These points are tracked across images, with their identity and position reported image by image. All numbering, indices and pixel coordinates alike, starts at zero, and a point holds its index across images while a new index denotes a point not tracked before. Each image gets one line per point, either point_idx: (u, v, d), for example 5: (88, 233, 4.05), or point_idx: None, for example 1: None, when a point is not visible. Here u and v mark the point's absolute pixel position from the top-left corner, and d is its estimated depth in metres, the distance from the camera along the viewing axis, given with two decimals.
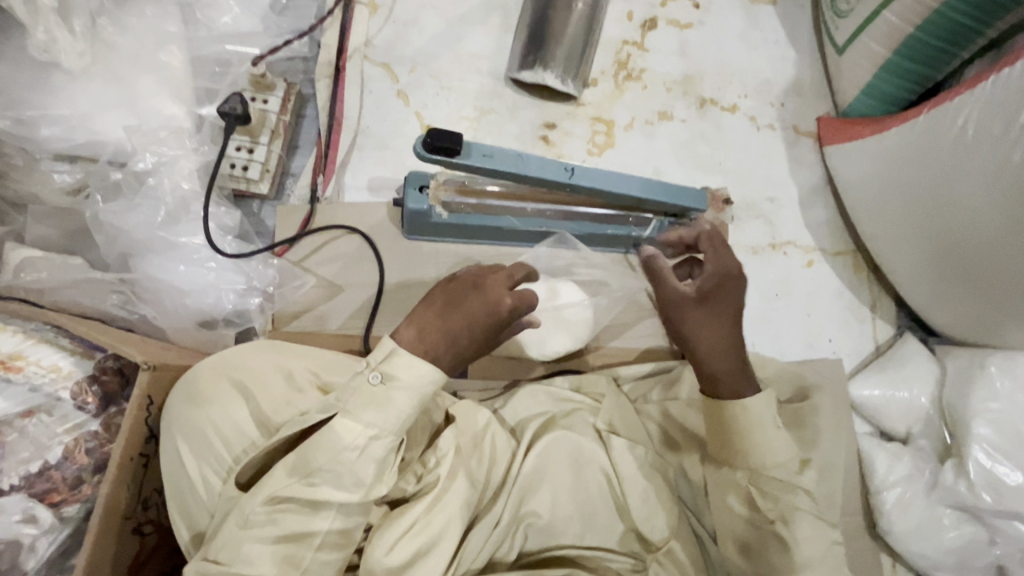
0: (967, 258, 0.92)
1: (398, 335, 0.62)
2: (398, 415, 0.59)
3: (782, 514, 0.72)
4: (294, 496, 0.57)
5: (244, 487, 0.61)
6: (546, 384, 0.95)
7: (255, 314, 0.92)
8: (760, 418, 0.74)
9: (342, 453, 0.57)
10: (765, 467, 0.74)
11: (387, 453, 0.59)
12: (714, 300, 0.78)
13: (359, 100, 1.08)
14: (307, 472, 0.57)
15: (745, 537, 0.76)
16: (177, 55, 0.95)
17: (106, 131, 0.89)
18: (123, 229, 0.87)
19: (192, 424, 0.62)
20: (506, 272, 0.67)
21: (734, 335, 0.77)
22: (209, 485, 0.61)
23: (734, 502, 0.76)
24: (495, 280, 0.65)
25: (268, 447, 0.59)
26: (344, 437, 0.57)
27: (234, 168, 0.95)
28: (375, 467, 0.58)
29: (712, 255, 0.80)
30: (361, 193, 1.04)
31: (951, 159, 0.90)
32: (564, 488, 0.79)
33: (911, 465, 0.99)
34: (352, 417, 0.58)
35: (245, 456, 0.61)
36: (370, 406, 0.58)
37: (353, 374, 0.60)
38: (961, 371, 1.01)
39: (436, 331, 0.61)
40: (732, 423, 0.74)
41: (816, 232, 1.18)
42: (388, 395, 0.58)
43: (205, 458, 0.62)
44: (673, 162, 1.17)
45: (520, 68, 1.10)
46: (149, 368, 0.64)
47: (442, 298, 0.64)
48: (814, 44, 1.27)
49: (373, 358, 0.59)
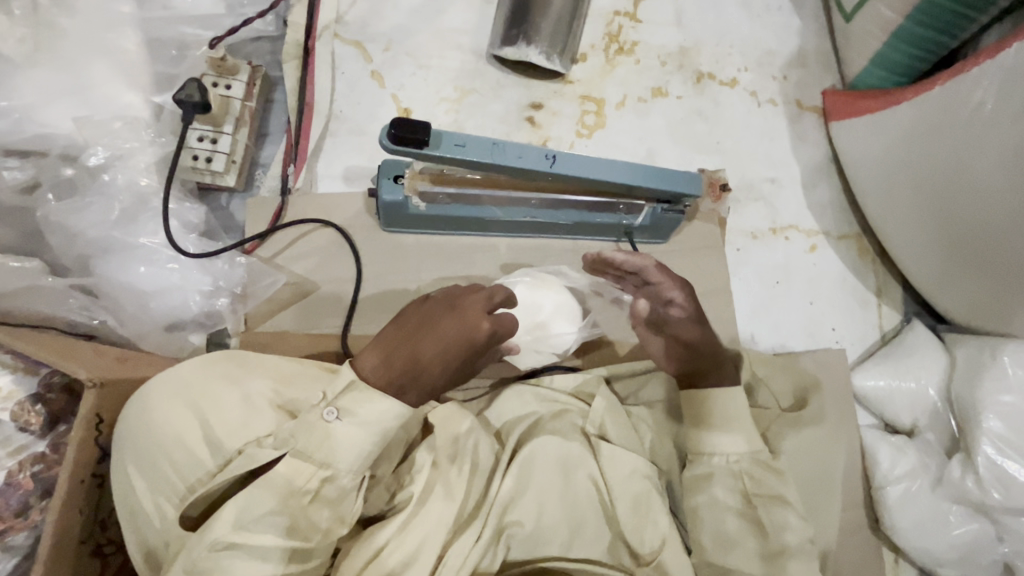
0: (982, 242, 0.86)
1: (361, 361, 0.63)
2: (356, 454, 0.61)
3: (768, 498, 0.75)
4: (240, 544, 0.57)
5: (194, 523, 0.61)
6: (534, 382, 0.91)
7: (226, 315, 0.88)
8: (733, 410, 0.79)
9: (296, 496, 0.59)
10: (744, 452, 0.78)
11: (342, 492, 0.61)
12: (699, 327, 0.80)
13: (331, 83, 1.01)
14: (253, 518, 0.57)
15: (737, 532, 0.73)
16: (133, 38, 0.89)
17: (55, 123, 0.83)
18: (76, 229, 0.82)
19: (143, 449, 0.61)
20: (485, 293, 0.67)
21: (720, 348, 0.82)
22: (162, 514, 0.60)
23: (727, 497, 0.75)
24: (473, 302, 0.65)
25: (222, 480, 0.60)
26: (296, 479, 0.60)
27: (197, 161, 0.89)
28: (330, 511, 0.61)
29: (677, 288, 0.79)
30: (336, 183, 0.98)
31: (968, 136, 0.84)
32: (552, 494, 0.77)
33: (917, 459, 0.95)
34: (302, 457, 0.60)
35: (199, 486, 0.61)
36: (321, 441, 0.60)
37: (308, 409, 0.61)
38: (970, 361, 0.96)
39: (403, 358, 0.62)
40: (706, 407, 0.79)
41: (820, 213, 1.12)
42: (353, 429, 0.60)
43: (159, 487, 0.61)
44: (667, 142, 1.10)
45: (501, 44, 1.02)
46: (93, 387, 0.60)
47: (412, 323, 0.64)
48: (820, 10, 1.19)
49: (329, 394, 0.60)
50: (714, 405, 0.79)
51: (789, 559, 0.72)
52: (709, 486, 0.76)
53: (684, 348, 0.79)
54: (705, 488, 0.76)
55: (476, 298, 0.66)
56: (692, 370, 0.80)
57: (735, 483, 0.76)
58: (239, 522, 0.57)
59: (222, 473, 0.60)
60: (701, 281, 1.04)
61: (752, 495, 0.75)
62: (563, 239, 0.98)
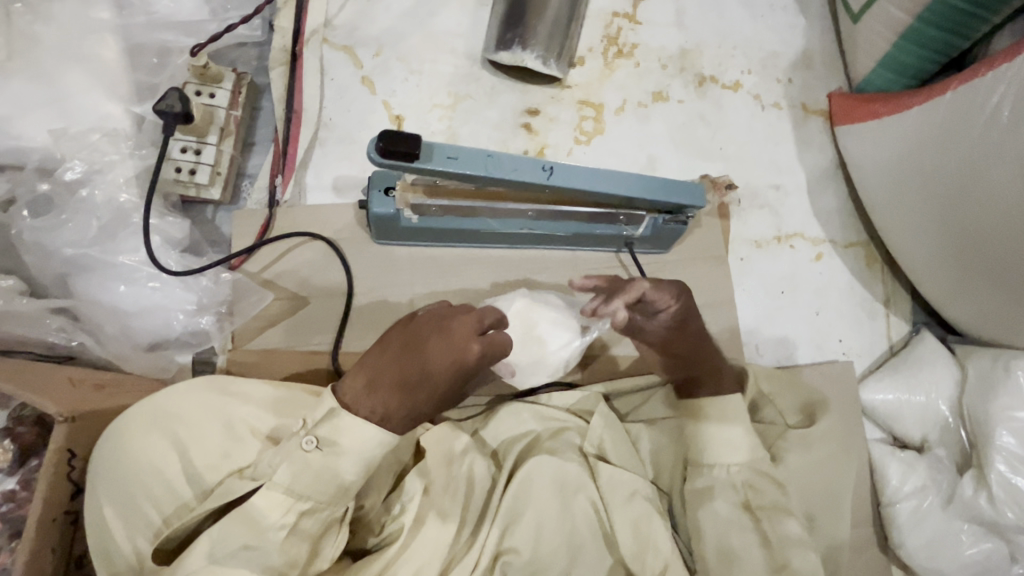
0: (998, 254, 0.83)
1: (343, 385, 0.60)
2: (340, 482, 0.58)
3: (774, 518, 0.72)
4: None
5: (163, 559, 0.58)
6: (532, 400, 0.87)
7: (213, 334, 0.85)
8: (736, 428, 0.75)
9: (268, 533, 0.56)
10: (749, 465, 0.75)
11: (322, 527, 0.59)
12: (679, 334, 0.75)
13: (320, 90, 0.97)
14: (228, 552, 0.55)
15: (743, 548, 0.71)
16: (112, 45, 0.86)
17: (29, 136, 0.81)
18: (51, 248, 0.78)
19: (117, 483, 0.59)
20: (476, 315, 0.62)
21: (708, 357, 0.78)
22: (137, 548, 0.58)
23: (733, 521, 0.72)
24: (461, 323, 0.60)
25: (197, 513, 0.57)
26: (270, 515, 0.56)
27: (180, 172, 0.86)
28: (309, 545, 0.58)
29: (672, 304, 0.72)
30: (325, 194, 0.95)
31: (984, 145, 0.80)
32: (550, 519, 0.74)
33: (928, 476, 0.92)
34: (277, 489, 0.57)
35: (175, 520, 0.58)
36: (298, 471, 0.57)
37: (289, 436, 0.59)
38: (983, 374, 0.93)
39: (386, 382, 0.59)
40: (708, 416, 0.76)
41: (826, 221, 1.09)
42: (335, 455, 0.57)
43: (134, 522, 0.59)
44: (669, 149, 1.06)
45: (496, 48, 0.98)
46: (65, 421, 0.57)
47: (396, 345, 0.60)
48: (826, 10, 1.15)
49: (310, 421, 0.58)
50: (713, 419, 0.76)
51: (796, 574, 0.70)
52: (713, 501, 0.74)
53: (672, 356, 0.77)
54: (710, 503, 0.74)
55: (461, 319, 0.61)
56: (688, 374, 0.78)
57: (737, 496, 0.74)
58: (212, 560, 0.54)
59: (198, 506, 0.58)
60: (703, 292, 1.01)
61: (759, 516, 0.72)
62: (561, 250, 0.96)
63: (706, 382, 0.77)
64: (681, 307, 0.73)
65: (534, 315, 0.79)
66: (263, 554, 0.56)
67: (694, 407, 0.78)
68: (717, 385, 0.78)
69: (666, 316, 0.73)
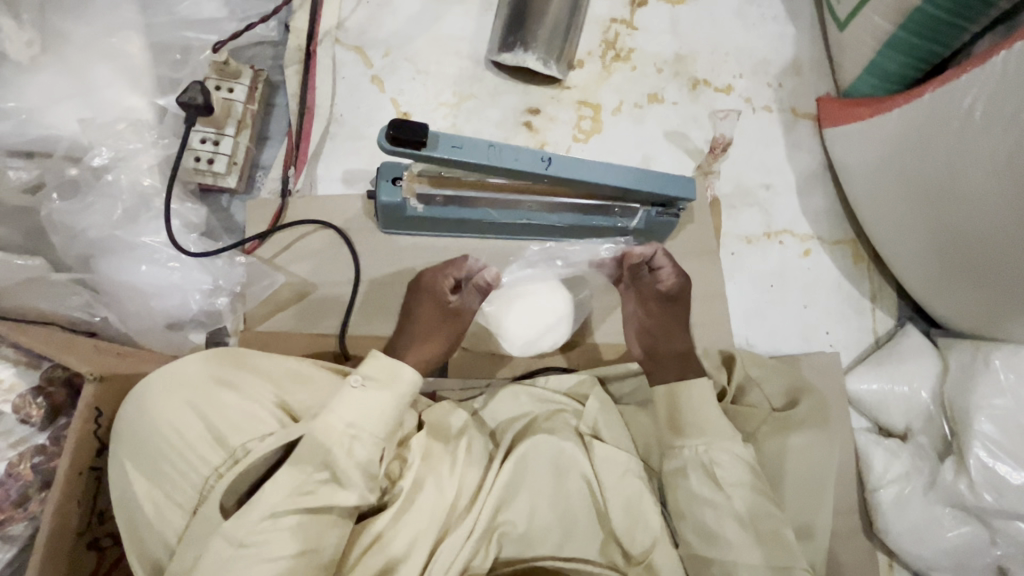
0: (973, 248, 0.87)
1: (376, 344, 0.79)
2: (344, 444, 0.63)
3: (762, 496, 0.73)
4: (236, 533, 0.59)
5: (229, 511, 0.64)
6: (529, 384, 0.93)
7: (226, 314, 0.90)
8: (709, 412, 0.77)
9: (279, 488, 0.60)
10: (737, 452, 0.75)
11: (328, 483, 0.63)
12: (671, 306, 0.85)
13: (332, 87, 1.03)
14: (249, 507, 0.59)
15: (733, 529, 0.72)
16: (135, 42, 0.92)
17: (58, 125, 0.86)
18: (78, 229, 0.83)
19: (147, 455, 0.63)
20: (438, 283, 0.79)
21: (679, 340, 0.83)
22: (171, 522, 0.62)
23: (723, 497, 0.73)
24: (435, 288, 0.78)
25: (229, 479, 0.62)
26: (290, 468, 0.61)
27: (199, 162, 0.91)
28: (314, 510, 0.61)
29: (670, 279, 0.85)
30: (335, 186, 1.00)
31: (957, 144, 0.85)
32: (543, 496, 0.78)
33: (910, 462, 0.95)
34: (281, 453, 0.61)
35: (210, 485, 0.62)
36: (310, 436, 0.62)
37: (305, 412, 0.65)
38: (963, 364, 0.96)
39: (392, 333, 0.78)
40: (684, 411, 0.78)
41: (815, 219, 1.13)
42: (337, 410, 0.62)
43: (169, 493, 0.63)
44: (663, 148, 1.11)
45: (499, 50, 1.04)
46: (94, 380, 0.62)
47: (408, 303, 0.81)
48: (814, 19, 1.21)
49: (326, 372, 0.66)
50: (689, 412, 0.78)
51: (791, 551, 0.71)
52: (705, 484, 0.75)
53: (650, 330, 0.85)
54: (689, 483, 0.75)
55: (451, 273, 0.79)
56: (656, 353, 0.83)
57: (732, 480, 0.74)
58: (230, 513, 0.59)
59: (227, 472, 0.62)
60: (693, 284, 1.05)
61: (752, 491, 0.74)
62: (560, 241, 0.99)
63: (672, 363, 0.82)
64: (676, 287, 0.85)
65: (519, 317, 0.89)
66: (286, 506, 0.62)
67: (677, 400, 0.79)
68: (680, 368, 0.82)
69: (664, 285, 0.85)
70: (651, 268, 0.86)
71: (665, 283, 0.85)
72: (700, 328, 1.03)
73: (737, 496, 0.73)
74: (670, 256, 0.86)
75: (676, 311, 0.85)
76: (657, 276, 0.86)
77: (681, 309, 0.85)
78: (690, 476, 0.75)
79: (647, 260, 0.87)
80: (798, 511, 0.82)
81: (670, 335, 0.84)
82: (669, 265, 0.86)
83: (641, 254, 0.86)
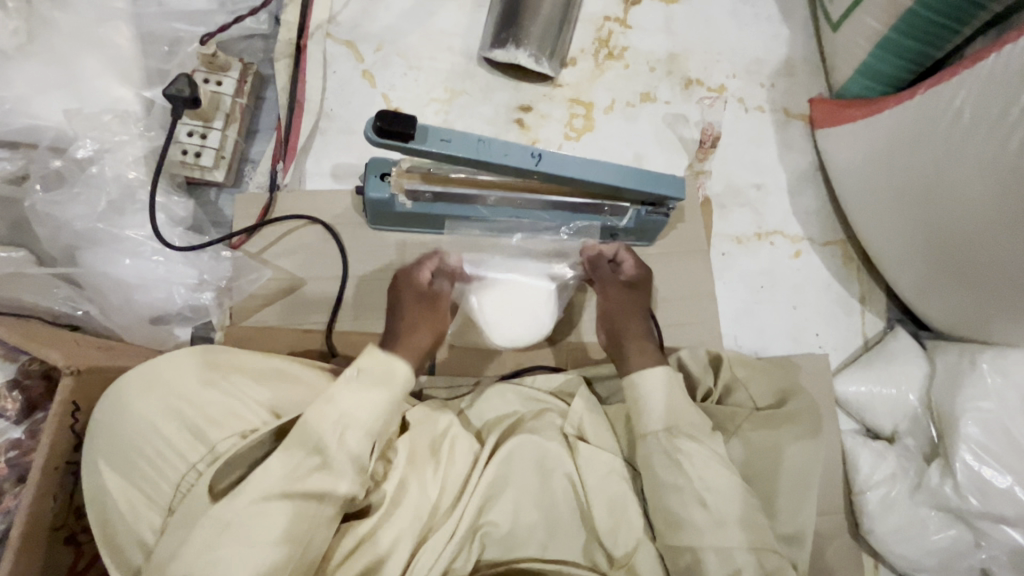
0: (961, 249, 0.87)
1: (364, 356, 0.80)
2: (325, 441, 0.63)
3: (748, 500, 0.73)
4: (214, 531, 0.58)
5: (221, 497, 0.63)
6: (516, 383, 0.93)
7: (212, 309, 0.89)
8: (689, 411, 0.80)
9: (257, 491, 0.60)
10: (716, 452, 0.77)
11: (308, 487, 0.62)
12: (631, 295, 0.90)
13: (322, 82, 1.02)
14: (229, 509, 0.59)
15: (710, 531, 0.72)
16: (122, 32, 0.91)
17: (44, 116, 0.85)
18: (63, 222, 0.82)
19: (123, 452, 0.63)
20: (418, 275, 0.82)
21: (639, 325, 0.88)
22: (146, 518, 0.62)
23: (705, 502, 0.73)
24: (415, 280, 0.81)
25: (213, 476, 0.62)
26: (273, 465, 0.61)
27: (186, 155, 0.91)
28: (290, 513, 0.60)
29: (631, 271, 0.92)
30: (324, 181, 0.99)
31: (946, 145, 0.85)
32: (529, 493, 0.78)
33: (897, 464, 0.95)
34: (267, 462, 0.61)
35: (187, 481, 0.62)
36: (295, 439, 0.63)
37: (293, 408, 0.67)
38: (951, 367, 0.96)
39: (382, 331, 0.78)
40: (674, 411, 0.79)
41: (806, 220, 1.13)
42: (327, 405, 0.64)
43: (144, 491, 0.63)
44: (655, 147, 1.11)
45: (492, 46, 1.03)
46: (70, 373, 0.61)
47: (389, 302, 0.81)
48: (809, 19, 1.20)
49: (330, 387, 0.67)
50: (680, 412, 0.80)
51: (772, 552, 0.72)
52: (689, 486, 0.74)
53: (611, 316, 0.89)
54: (672, 483, 0.75)
55: (428, 264, 0.83)
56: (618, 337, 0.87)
57: (713, 480, 0.75)
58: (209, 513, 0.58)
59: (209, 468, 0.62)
60: (683, 284, 1.06)
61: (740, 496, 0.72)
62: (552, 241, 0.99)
63: (634, 346, 0.85)
64: (637, 277, 0.92)
65: (508, 290, 0.87)
66: (267, 499, 0.60)
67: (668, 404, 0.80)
68: (643, 354, 0.84)
69: (626, 274, 0.91)
70: (614, 263, 0.93)
71: (626, 273, 0.92)
72: (689, 328, 1.04)
73: (706, 474, 0.75)
74: (632, 251, 0.94)
75: (636, 298, 0.90)
76: (618, 268, 0.93)
77: (640, 295, 0.91)
78: (654, 457, 0.77)
79: (608, 255, 0.93)
80: (787, 515, 0.81)
81: (630, 321, 0.88)
82: (632, 258, 0.93)
83: (606, 249, 0.92)
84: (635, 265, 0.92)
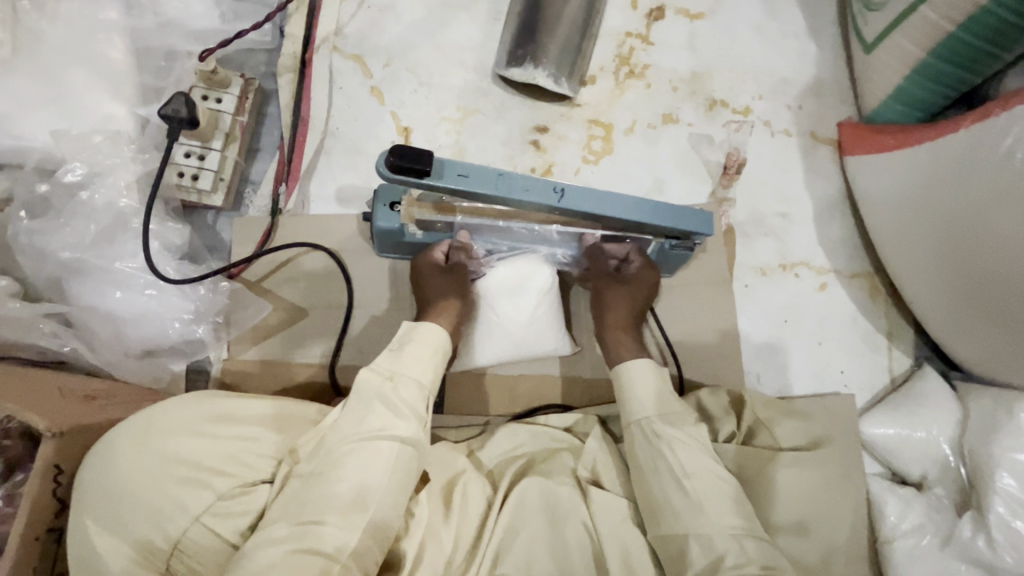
0: (1002, 295, 0.82)
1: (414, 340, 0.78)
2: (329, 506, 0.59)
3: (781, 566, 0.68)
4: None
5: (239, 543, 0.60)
6: (530, 422, 0.88)
7: (207, 342, 0.84)
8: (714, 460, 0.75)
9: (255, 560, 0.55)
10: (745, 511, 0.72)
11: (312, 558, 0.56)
12: (628, 294, 0.87)
13: (328, 98, 0.97)
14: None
15: None
16: (118, 45, 0.85)
17: (30, 136, 0.80)
18: (47, 252, 0.76)
19: (115, 506, 0.58)
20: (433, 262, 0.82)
21: (628, 321, 0.87)
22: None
23: None
24: (429, 266, 0.82)
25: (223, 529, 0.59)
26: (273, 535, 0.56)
27: (183, 178, 0.86)
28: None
29: (637, 275, 0.87)
30: (328, 205, 0.93)
31: (993, 185, 0.79)
32: (541, 544, 0.72)
33: (925, 514, 0.91)
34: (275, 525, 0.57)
35: (187, 535, 0.58)
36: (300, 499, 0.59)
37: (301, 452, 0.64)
38: (985, 413, 0.92)
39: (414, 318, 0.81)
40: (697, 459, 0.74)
41: (831, 250, 1.08)
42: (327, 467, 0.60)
43: (135, 548, 0.57)
44: (675, 172, 1.05)
45: (508, 64, 0.97)
46: (52, 437, 0.57)
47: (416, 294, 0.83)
48: (838, 38, 1.15)
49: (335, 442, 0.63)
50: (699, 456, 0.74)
51: None
52: None
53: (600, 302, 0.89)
54: None
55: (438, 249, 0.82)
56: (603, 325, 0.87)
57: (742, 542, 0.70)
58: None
59: (214, 520, 0.59)
60: (704, 318, 1.01)
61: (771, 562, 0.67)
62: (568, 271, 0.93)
63: (616, 336, 0.86)
64: (641, 281, 0.87)
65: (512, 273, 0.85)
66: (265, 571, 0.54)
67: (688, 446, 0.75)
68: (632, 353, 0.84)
69: (626, 276, 0.87)
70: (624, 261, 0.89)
71: (629, 273, 0.87)
72: (708, 365, 0.99)
73: (687, 460, 0.73)
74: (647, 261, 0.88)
75: (632, 297, 0.87)
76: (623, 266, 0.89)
77: (640, 296, 0.88)
78: (637, 444, 0.76)
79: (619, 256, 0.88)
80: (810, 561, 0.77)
81: (618, 313, 0.87)
82: (643, 264, 0.88)
83: (617, 250, 0.86)
84: (643, 270, 0.87)
